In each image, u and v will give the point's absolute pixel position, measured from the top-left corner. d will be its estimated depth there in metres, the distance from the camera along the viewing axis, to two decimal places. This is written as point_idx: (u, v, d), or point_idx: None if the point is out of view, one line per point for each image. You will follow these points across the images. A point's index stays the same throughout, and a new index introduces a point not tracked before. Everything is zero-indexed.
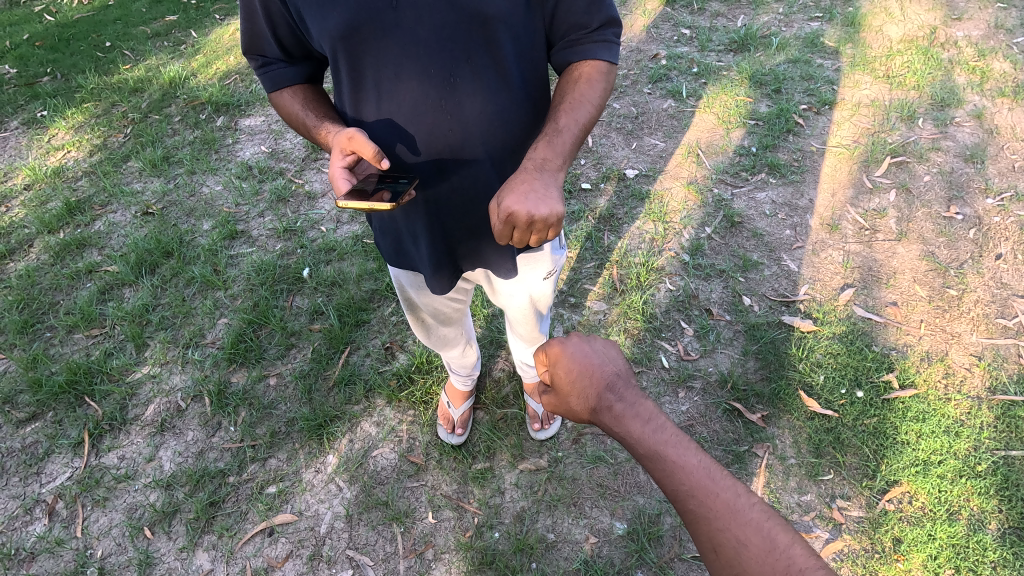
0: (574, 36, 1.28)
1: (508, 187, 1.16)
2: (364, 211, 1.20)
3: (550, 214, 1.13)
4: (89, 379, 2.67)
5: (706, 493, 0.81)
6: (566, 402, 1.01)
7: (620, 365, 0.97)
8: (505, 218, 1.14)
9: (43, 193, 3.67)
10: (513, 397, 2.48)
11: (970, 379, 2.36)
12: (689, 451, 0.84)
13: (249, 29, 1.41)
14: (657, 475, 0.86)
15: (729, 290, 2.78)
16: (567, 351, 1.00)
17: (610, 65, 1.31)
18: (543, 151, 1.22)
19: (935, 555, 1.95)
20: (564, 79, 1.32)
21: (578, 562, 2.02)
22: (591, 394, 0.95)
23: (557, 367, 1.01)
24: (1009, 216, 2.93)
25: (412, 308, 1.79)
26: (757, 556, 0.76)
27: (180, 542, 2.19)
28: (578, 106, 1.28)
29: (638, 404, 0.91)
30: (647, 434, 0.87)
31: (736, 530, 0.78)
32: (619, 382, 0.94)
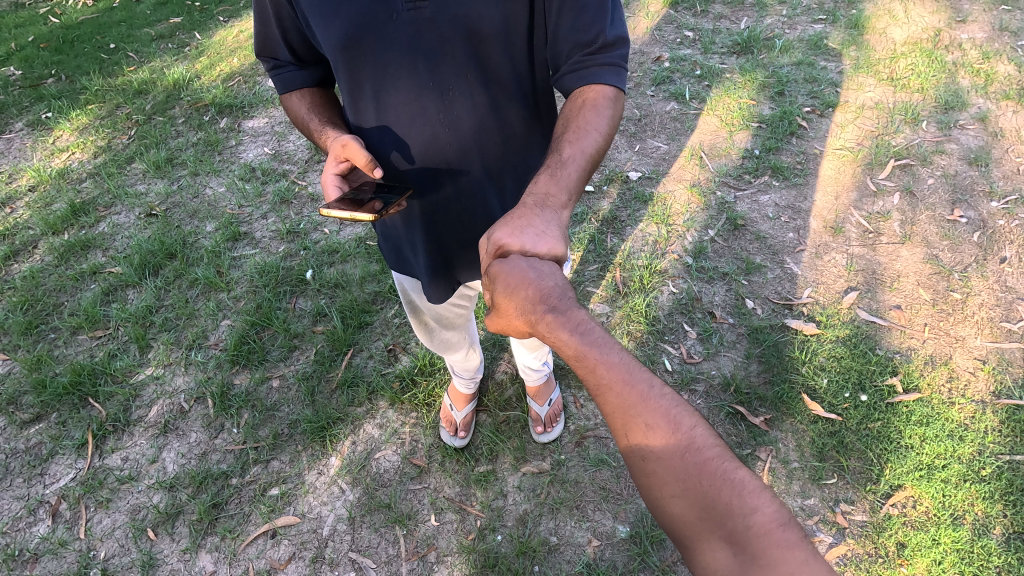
0: (579, 56, 1.17)
1: (503, 221, 1.02)
2: (350, 220, 1.20)
3: (547, 253, 0.97)
4: (92, 381, 2.68)
5: (617, 381, 0.79)
6: (503, 316, 0.96)
7: (559, 279, 0.92)
8: (494, 252, 1.00)
9: (47, 194, 3.69)
10: (516, 399, 2.48)
11: (974, 383, 2.35)
12: (609, 347, 0.82)
13: (262, 32, 1.41)
14: (579, 372, 0.84)
15: (732, 293, 2.78)
16: (506, 266, 0.96)
17: (619, 91, 1.18)
18: (546, 184, 1.09)
19: (939, 559, 1.94)
20: (568, 106, 1.20)
21: (580, 565, 2.01)
22: (528, 305, 0.90)
23: (496, 284, 0.96)
24: (1013, 219, 2.92)
25: (415, 311, 1.79)
26: (660, 436, 0.75)
27: (183, 543, 2.19)
28: (584, 135, 1.14)
29: (570, 311, 0.87)
30: (573, 336, 0.84)
31: (647, 417, 0.76)
32: (556, 294, 0.89)
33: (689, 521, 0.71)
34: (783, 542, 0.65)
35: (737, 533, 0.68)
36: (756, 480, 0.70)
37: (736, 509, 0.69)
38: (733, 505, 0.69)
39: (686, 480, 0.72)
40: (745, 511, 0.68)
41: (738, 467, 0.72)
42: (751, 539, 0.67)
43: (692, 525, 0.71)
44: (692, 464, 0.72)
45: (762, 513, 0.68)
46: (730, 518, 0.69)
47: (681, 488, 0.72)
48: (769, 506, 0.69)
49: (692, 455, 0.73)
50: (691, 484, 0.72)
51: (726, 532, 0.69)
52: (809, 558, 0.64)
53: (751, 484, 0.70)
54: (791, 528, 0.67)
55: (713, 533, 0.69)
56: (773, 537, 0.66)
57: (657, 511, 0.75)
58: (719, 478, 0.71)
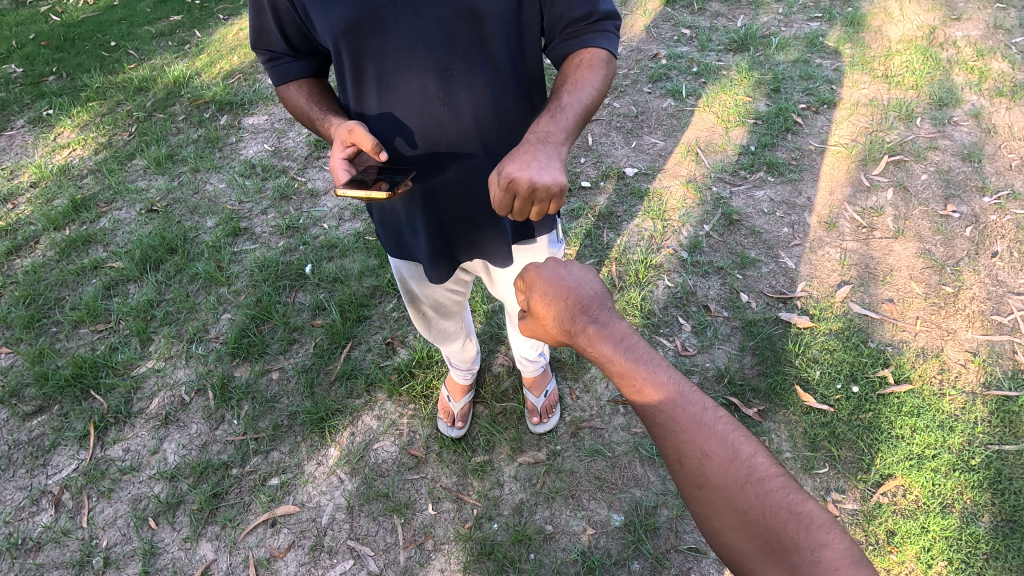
0: (573, 28, 1.27)
1: (511, 156, 1.13)
2: (364, 200, 1.24)
3: (553, 183, 1.09)
4: (94, 373, 2.71)
5: (672, 406, 0.84)
6: (542, 324, 1.04)
7: (597, 287, 0.99)
8: (506, 185, 1.10)
9: (49, 190, 3.72)
10: (512, 391, 2.51)
11: (964, 375, 2.38)
12: (659, 368, 0.87)
13: (257, 25, 1.44)
14: (629, 391, 0.89)
15: (726, 286, 2.81)
16: (544, 276, 1.03)
17: (610, 55, 1.29)
18: (547, 126, 1.20)
19: (928, 547, 1.97)
20: (563, 69, 1.30)
21: (575, 553, 2.05)
22: (566, 315, 0.97)
23: (533, 289, 1.05)
24: (1005, 214, 2.96)
25: (412, 300, 1.81)
26: (721, 466, 0.79)
27: (183, 532, 2.22)
28: (580, 88, 1.25)
29: (612, 326, 0.94)
30: (619, 354, 0.90)
31: (701, 442, 0.81)
32: (595, 304, 0.96)
33: (750, 554, 0.77)
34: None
35: (802, 567, 0.73)
36: (823, 515, 0.75)
37: (802, 544, 0.73)
38: (800, 539, 0.74)
39: (748, 512, 0.77)
40: (812, 546, 0.73)
41: (803, 499, 0.76)
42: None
43: (755, 557, 0.76)
44: (754, 495, 0.77)
45: (830, 548, 0.72)
46: (795, 552, 0.73)
47: (741, 520, 0.77)
48: (837, 542, 0.73)
49: (754, 486, 0.78)
50: (752, 517, 0.76)
51: (791, 568, 0.74)
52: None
53: (817, 517, 0.75)
54: (860, 564, 0.71)
55: (777, 568, 0.74)
56: (842, 572, 0.71)
57: (714, 539, 0.81)
58: (781, 507, 0.76)
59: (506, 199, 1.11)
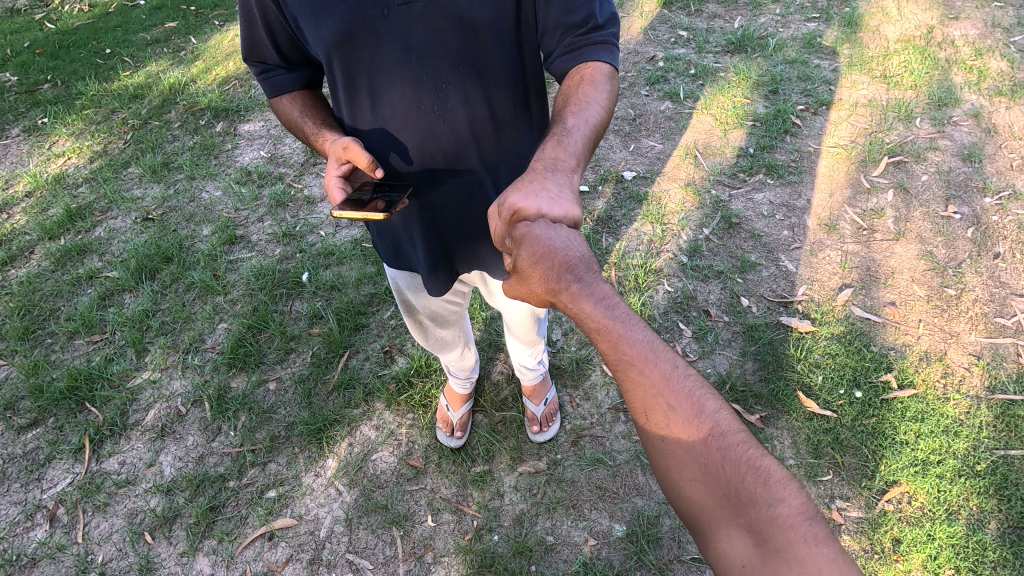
0: (571, 39, 1.21)
1: (515, 184, 1.05)
2: (359, 220, 1.24)
3: (565, 217, 1.00)
4: (89, 385, 2.68)
5: (643, 360, 0.82)
6: (523, 283, 0.99)
7: (585, 250, 0.94)
8: (508, 217, 1.02)
9: (43, 200, 3.69)
10: (512, 400, 2.49)
11: (968, 379, 2.36)
12: (635, 325, 0.85)
13: (249, 37, 1.42)
14: (601, 347, 0.86)
15: (727, 291, 2.78)
16: (525, 230, 1.00)
17: (612, 69, 1.23)
18: (554, 151, 1.12)
19: (935, 555, 1.95)
20: (565, 85, 1.24)
21: (577, 565, 2.02)
22: (546, 272, 0.95)
23: (518, 249, 0.99)
24: (1007, 215, 2.93)
25: (409, 310, 1.79)
26: (685, 420, 0.78)
27: (180, 547, 2.19)
28: (586, 106, 1.17)
29: (592, 283, 0.91)
30: (599, 311, 0.87)
31: (669, 395, 0.79)
32: (579, 263, 0.93)
33: (706, 508, 0.74)
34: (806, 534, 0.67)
35: (757, 522, 0.70)
36: (783, 471, 0.73)
37: (759, 498, 0.71)
38: (756, 493, 0.71)
39: (709, 465, 0.75)
40: (768, 500, 0.70)
41: (764, 456, 0.74)
42: (773, 529, 0.69)
43: (711, 511, 0.74)
44: (716, 449, 0.75)
45: (787, 504, 0.70)
46: (752, 506, 0.71)
47: (701, 474, 0.75)
48: (794, 499, 0.71)
49: (716, 440, 0.75)
50: (713, 470, 0.74)
51: (746, 520, 0.71)
52: (833, 552, 0.66)
53: (778, 476, 0.73)
54: (817, 523, 0.68)
55: (733, 519, 0.72)
56: (797, 527, 0.68)
57: (671, 492, 0.79)
58: (742, 462, 0.73)
59: (509, 234, 1.03)
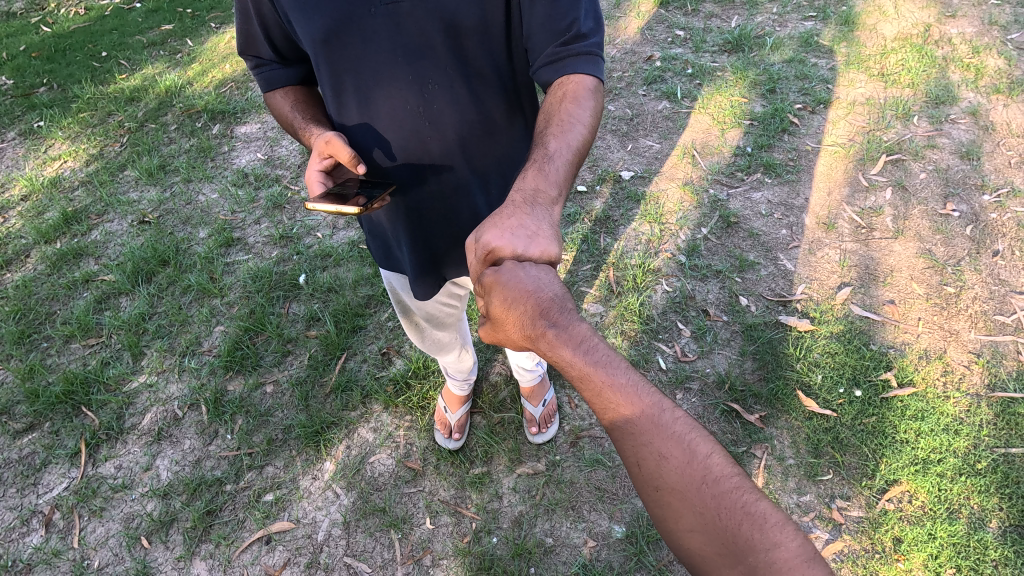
0: (555, 49, 1.15)
1: (491, 220, 1.00)
2: (334, 214, 1.20)
3: (541, 256, 0.96)
4: (85, 389, 2.67)
5: (630, 408, 0.80)
6: (501, 330, 0.94)
7: (557, 290, 0.91)
8: (484, 255, 0.98)
9: (39, 203, 3.68)
10: (510, 401, 2.48)
11: (968, 377, 2.35)
12: (617, 370, 0.83)
13: (244, 30, 1.41)
14: (589, 395, 0.85)
15: (725, 290, 2.77)
16: (499, 276, 0.94)
17: (597, 83, 1.18)
18: (534, 180, 1.07)
19: (936, 554, 1.94)
20: (548, 98, 1.19)
21: (576, 566, 2.01)
22: (523, 320, 0.90)
23: (492, 296, 0.95)
24: (1005, 212, 2.93)
25: (405, 312, 1.78)
26: (676, 467, 0.76)
27: (177, 551, 2.18)
28: (568, 128, 1.13)
29: (571, 327, 0.87)
30: (579, 358, 0.84)
31: (658, 444, 0.78)
32: (554, 306, 0.89)
33: (707, 556, 0.73)
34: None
35: (757, 570, 0.69)
36: (778, 514, 0.71)
37: (757, 545, 0.69)
38: (754, 540, 0.70)
39: (704, 513, 0.74)
40: (766, 546, 0.69)
41: (759, 500, 0.73)
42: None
43: (711, 561, 0.72)
44: (710, 496, 0.74)
45: (784, 548, 0.68)
46: (750, 553, 0.69)
47: (697, 522, 0.74)
48: (791, 541, 0.69)
49: (709, 486, 0.74)
50: (709, 518, 0.73)
51: (746, 568, 0.69)
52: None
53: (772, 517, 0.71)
54: (814, 563, 0.67)
55: (733, 568, 0.70)
56: (796, 572, 0.67)
57: (671, 539, 0.78)
58: (736, 508, 0.72)
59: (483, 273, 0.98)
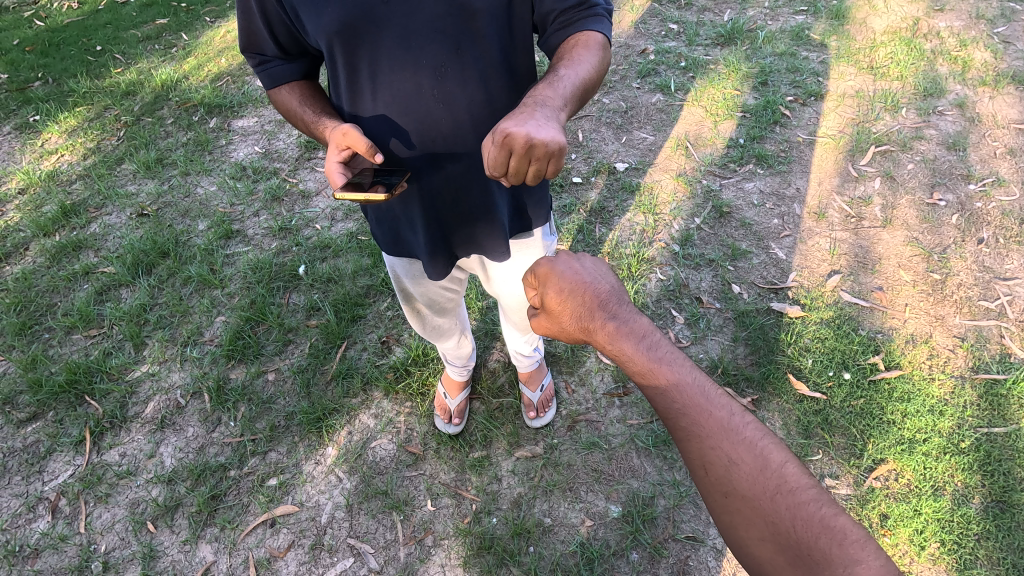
0: (565, 16, 1.27)
1: (507, 114, 1.11)
2: (361, 202, 1.27)
3: (552, 141, 1.07)
4: (88, 379, 2.70)
5: (699, 410, 0.87)
6: (560, 322, 1.09)
7: (613, 282, 1.05)
8: (501, 141, 1.08)
9: (37, 197, 3.69)
10: (508, 387, 2.53)
11: (953, 359, 2.42)
12: (682, 368, 0.91)
13: (247, 28, 1.44)
14: (652, 392, 0.92)
15: (718, 278, 2.83)
16: (561, 273, 1.08)
17: (604, 40, 1.30)
18: (544, 90, 1.19)
19: (921, 529, 2.01)
20: (559, 50, 1.30)
21: (574, 545, 2.06)
22: (583, 311, 1.03)
23: (548, 286, 1.10)
24: (991, 202, 3.00)
25: (407, 297, 1.82)
26: (748, 474, 0.81)
27: (182, 535, 2.22)
28: (577, 63, 1.24)
29: (631, 321, 0.99)
30: (640, 351, 0.94)
31: (727, 448, 0.83)
32: (612, 299, 1.02)
33: (779, 567, 0.78)
34: None
35: None
36: (857, 530, 0.75)
37: (834, 557, 0.73)
38: (832, 553, 0.74)
39: (777, 523, 0.78)
40: (844, 560, 0.73)
41: (836, 514, 0.77)
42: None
43: (781, 568, 0.77)
44: (785, 507, 0.78)
45: (864, 564, 0.72)
46: (826, 565, 0.73)
47: (770, 531, 0.78)
48: (873, 558, 0.72)
49: (782, 496, 0.79)
50: (780, 528, 0.78)
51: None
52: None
53: (850, 533, 0.75)
54: None
55: None
56: None
57: (739, 548, 0.82)
58: (812, 519, 0.77)
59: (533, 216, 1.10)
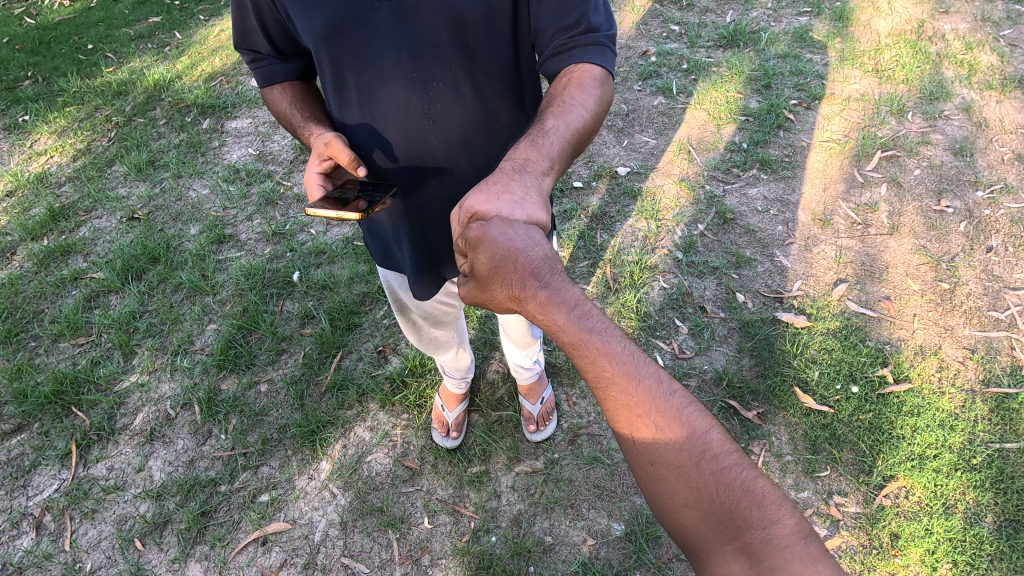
0: (563, 40, 1.13)
1: (478, 186, 0.96)
2: (336, 220, 1.19)
3: (528, 221, 0.90)
4: (75, 389, 2.63)
5: (626, 378, 0.75)
6: (483, 289, 0.91)
7: (548, 249, 0.86)
8: (467, 220, 0.93)
9: (25, 199, 3.61)
10: (508, 399, 2.46)
11: (963, 372, 2.36)
12: (612, 337, 0.78)
13: (240, 23, 1.37)
14: (580, 363, 0.79)
15: (723, 287, 2.77)
16: (484, 233, 0.89)
17: (606, 73, 1.14)
18: (525, 150, 1.03)
19: (933, 549, 1.95)
20: (553, 87, 1.15)
21: (576, 565, 2.00)
22: (513, 280, 0.84)
23: (474, 250, 0.89)
24: (999, 209, 2.94)
25: (402, 309, 1.75)
26: (673, 440, 0.72)
27: (171, 553, 2.15)
28: (569, 109, 1.08)
29: (563, 290, 0.82)
30: (571, 322, 0.80)
31: (654, 416, 0.73)
32: (546, 266, 0.84)
33: (702, 533, 0.69)
34: (805, 559, 0.63)
35: (755, 547, 0.65)
36: (778, 492, 0.68)
37: (755, 522, 0.66)
38: (752, 517, 0.66)
39: (701, 489, 0.69)
40: (764, 524, 0.65)
41: (758, 477, 0.69)
42: (771, 555, 0.64)
43: (705, 536, 0.69)
44: (709, 473, 0.69)
45: (784, 526, 0.65)
46: (746, 530, 0.66)
47: (693, 497, 0.69)
48: (791, 519, 0.66)
49: (707, 462, 0.70)
50: (705, 494, 0.69)
51: (741, 544, 0.66)
52: (831, 573, 0.61)
53: (771, 496, 0.68)
54: (815, 545, 0.64)
55: (727, 545, 0.67)
56: (792, 551, 0.64)
57: (662, 517, 0.73)
58: (736, 485, 0.68)
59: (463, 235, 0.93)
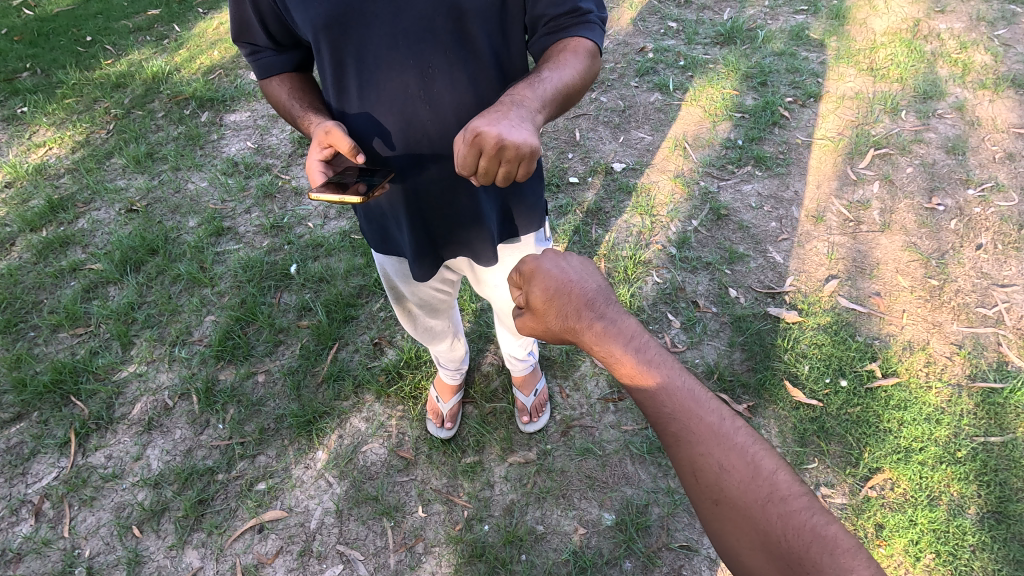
0: (556, 20, 1.22)
1: (480, 112, 1.08)
2: (337, 204, 1.23)
3: (523, 143, 1.04)
4: (74, 378, 2.65)
5: (688, 413, 0.83)
6: (544, 322, 1.07)
7: (599, 282, 1.02)
8: (471, 140, 1.05)
9: (24, 191, 3.62)
10: (502, 391, 2.50)
11: (950, 367, 2.40)
12: (670, 369, 0.88)
13: (238, 16, 1.40)
14: (638, 394, 0.89)
15: (715, 282, 2.81)
16: (547, 273, 1.06)
17: (595, 47, 1.25)
18: (523, 91, 1.14)
19: (917, 540, 1.99)
20: (547, 53, 1.25)
21: (566, 553, 2.04)
22: (569, 310, 1.00)
23: (534, 285, 1.08)
24: (989, 207, 2.98)
25: (398, 297, 1.78)
26: (739, 480, 0.77)
27: (169, 540, 2.18)
28: (563, 67, 1.19)
29: (618, 323, 0.96)
30: (627, 354, 0.91)
31: (719, 455, 0.79)
32: (599, 298, 0.99)
33: None
34: None
35: None
36: (849, 539, 0.72)
37: (826, 568, 0.70)
38: (823, 562, 0.70)
39: (768, 532, 0.74)
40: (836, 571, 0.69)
41: (828, 522, 0.73)
42: None
43: None
44: (776, 514, 0.74)
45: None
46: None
47: (761, 540, 0.74)
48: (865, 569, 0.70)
49: (774, 504, 0.75)
50: (771, 537, 0.74)
51: None
52: None
53: (844, 542, 0.71)
54: None
55: None
56: None
57: (729, 556, 0.78)
58: (805, 529, 0.72)
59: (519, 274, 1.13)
